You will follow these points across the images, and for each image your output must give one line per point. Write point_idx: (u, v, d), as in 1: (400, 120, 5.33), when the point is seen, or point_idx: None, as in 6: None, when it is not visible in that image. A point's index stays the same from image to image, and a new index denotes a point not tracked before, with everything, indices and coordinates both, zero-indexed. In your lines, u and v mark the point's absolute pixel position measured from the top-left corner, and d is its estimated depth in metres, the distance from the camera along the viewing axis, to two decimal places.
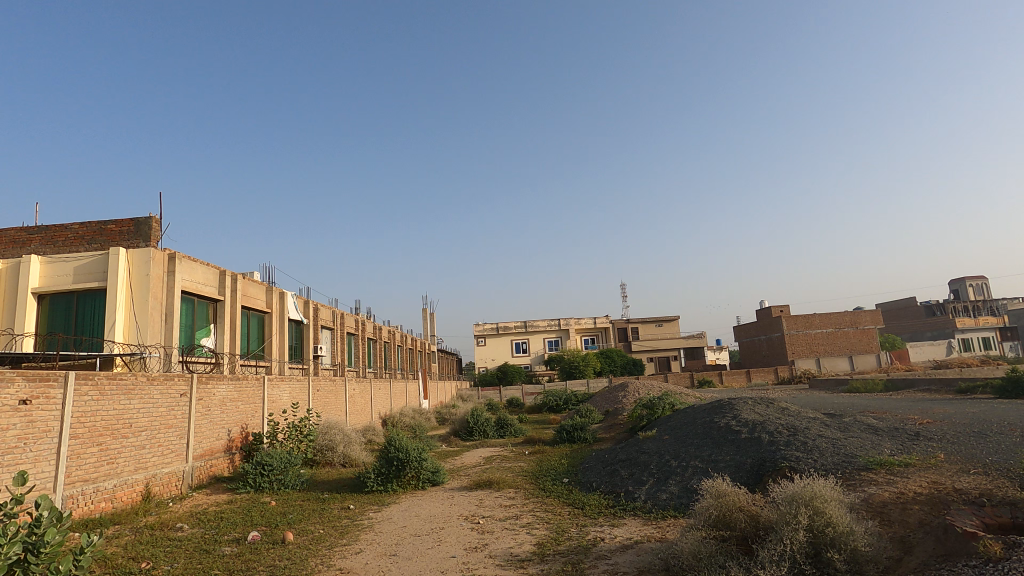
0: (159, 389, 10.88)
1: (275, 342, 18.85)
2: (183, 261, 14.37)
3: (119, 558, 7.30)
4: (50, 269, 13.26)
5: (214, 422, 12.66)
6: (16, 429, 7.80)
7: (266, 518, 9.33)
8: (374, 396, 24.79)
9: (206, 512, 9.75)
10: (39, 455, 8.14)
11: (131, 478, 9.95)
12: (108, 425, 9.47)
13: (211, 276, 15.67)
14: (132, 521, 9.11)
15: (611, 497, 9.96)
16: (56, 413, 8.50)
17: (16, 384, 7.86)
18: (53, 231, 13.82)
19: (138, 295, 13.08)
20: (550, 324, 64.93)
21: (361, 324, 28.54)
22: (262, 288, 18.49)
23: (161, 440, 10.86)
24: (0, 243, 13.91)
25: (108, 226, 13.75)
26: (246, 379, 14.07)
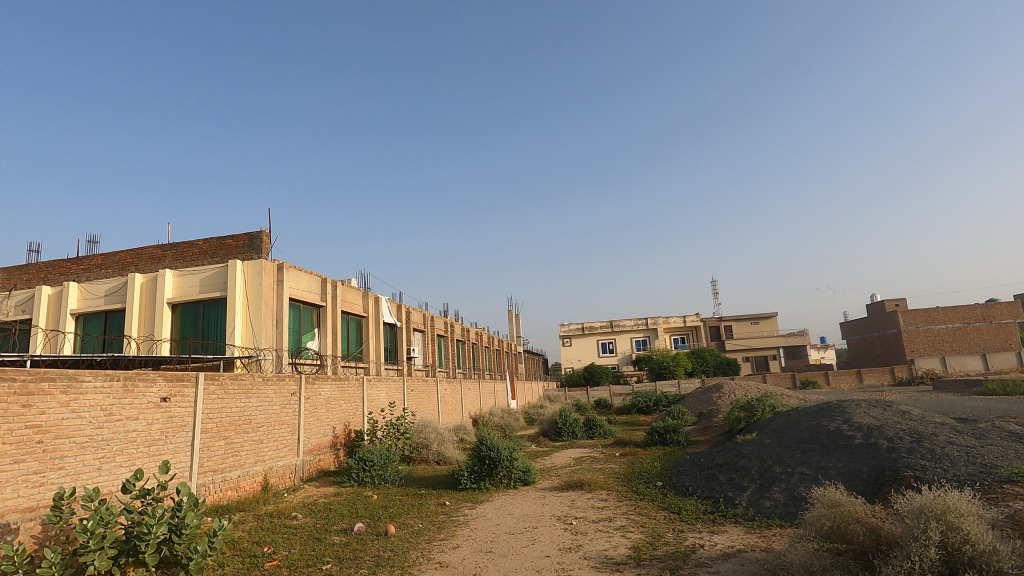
0: (274, 388, 11.87)
1: (372, 344, 19.90)
2: (291, 270, 15.58)
3: (245, 541, 8.05)
4: (181, 281, 14.88)
5: (320, 419, 13.60)
6: (159, 424, 8.82)
7: (369, 511, 9.88)
8: (464, 397, 25.44)
9: (317, 503, 10.50)
10: (178, 446, 9.17)
11: (253, 469, 10.93)
12: (232, 421, 10.48)
13: (314, 283, 16.86)
14: (254, 508, 10.01)
15: (709, 503, 9.56)
16: (190, 410, 9.51)
17: (158, 384, 8.89)
18: (183, 247, 15.49)
19: (252, 303, 14.41)
20: (637, 323, 63.42)
21: (450, 326, 29.40)
22: (359, 293, 19.62)
23: (276, 435, 11.83)
24: (140, 260, 15.78)
25: (227, 241, 15.19)
26: (348, 379, 15.00)
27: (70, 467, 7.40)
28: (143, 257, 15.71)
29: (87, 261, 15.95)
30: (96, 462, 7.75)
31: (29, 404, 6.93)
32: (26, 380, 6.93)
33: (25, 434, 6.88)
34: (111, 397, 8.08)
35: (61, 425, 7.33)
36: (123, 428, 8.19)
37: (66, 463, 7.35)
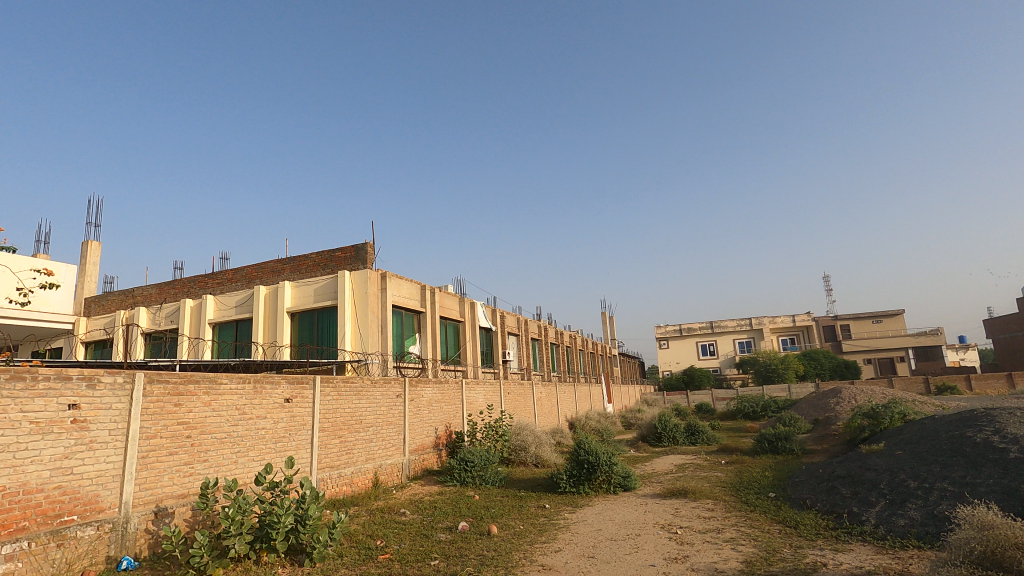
0: (381, 390, 12.57)
1: (468, 348, 20.48)
2: (393, 278, 16.46)
3: (361, 534, 8.59)
4: (298, 291, 16.23)
5: (423, 420, 14.22)
6: (283, 422, 9.67)
7: (472, 511, 10.16)
8: (559, 400, 25.42)
9: (423, 501, 10.98)
10: (300, 443, 10.00)
11: (364, 467, 11.66)
12: (345, 420, 11.24)
13: (414, 290, 17.68)
14: (367, 503, 10.67)
15: (831, 518, 8.80)
16: (309, 410, 10.33)
17: (282, 386, 9.74)
18: (299, 260, 16.89)
19: (360, 310, 15.41)
20: (740, 323, 59.97)
21: (543, 329, 29.53)
22: (455, 299, 20.29)
23: (384, 435, 12.53)
24: (264, 273, 17.40)
25: (337, 253, 16.35)
26: (448, 382, 15.56)
27: (213, 459, 8.33)
28: (265, 270, 17.32)
29: (221, 275, 17.85)
30: (233, 456, 8.66)
31: (179, 403, 7.89)
32: (177, 382, 7.88)
33: (177, 430, 7.83)
34: (244, 398, 8.99)
35: (204, 422, 8.26)
36: (254, 426, 9.08)
37: (209, 456, 8.27)
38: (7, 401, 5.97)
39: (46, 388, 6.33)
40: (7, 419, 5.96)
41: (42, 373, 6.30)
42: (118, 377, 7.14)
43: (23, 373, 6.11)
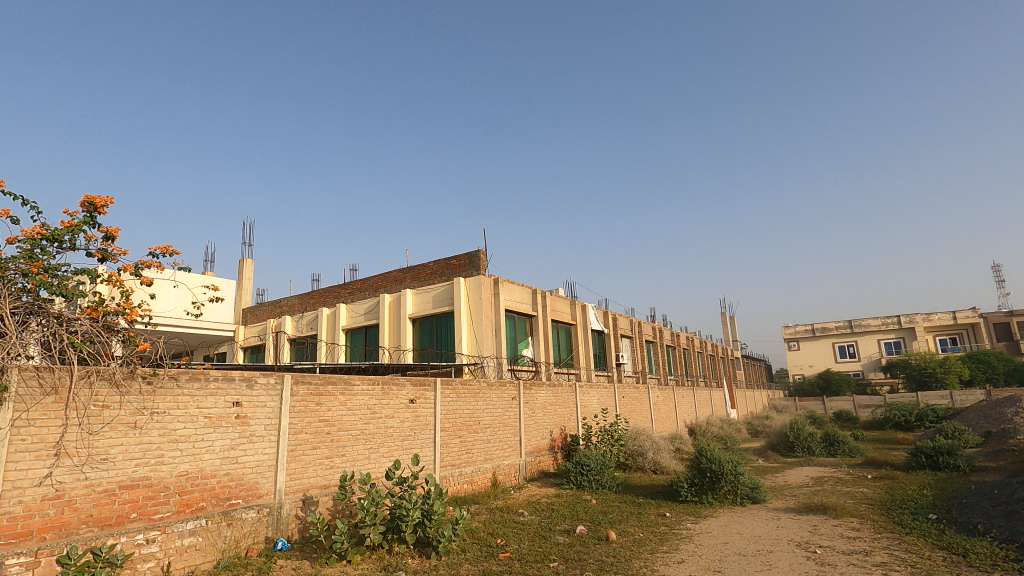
0: (497, 392, 12.92)
1: (581, 350, 20.39)
2: (505, 283, 16.90)
3: (482, 531, 8.91)
4: (419, 298, 17.24)
5: (538, 423, 14.41)
6: (409, 421, 10.31)
7: (589, 515, 10.09)
8: (678, 405, 24.43)
9: (540, 502, 11.12)
10: (424, 442, 10.61)
11: (483, 466, 12.08)
12: (464, 421, 11.73)
13: (526, 294, 18.01)
14: (486, 502, 11.04)
15: (1012, 548, 7.54)
16: (432, 410, 10.92)
17: (407, 387, 10.40)
18: (418, 269, 17.91)
19: (475, 315, 16.02)
20: (886, 322, 53.51)
21: (658, 331, 28.57)
22: (566, 302, 20.33)
23: (501, 436, 12.88)
24: (387, 282, 18.67)
25: (452, 260, 17.12)
26: (562, 385, 15.62)
27: (349, 454, 9.11)
28: (389, 279, 18.58)
29: (351, 285, 19.46)
30: (366, 451, 9.40)
31: (320, 402, 8.74)
32: (318, 383, 8.73)
33: (319, 427, 8.68)
34: (374, 398, 9.72)
35: (341, 420, 9.06)
36: (383, 425, 9.78)
37: (346, 451, 9.06)
38: (187, 398, 7.00)
39: (215, 387, 7.34)
40: (187, 413, 6.99)
41: (213, 375, 7.31)
42: (271, 378, 8.07)
43: (198, 375, 7.13)
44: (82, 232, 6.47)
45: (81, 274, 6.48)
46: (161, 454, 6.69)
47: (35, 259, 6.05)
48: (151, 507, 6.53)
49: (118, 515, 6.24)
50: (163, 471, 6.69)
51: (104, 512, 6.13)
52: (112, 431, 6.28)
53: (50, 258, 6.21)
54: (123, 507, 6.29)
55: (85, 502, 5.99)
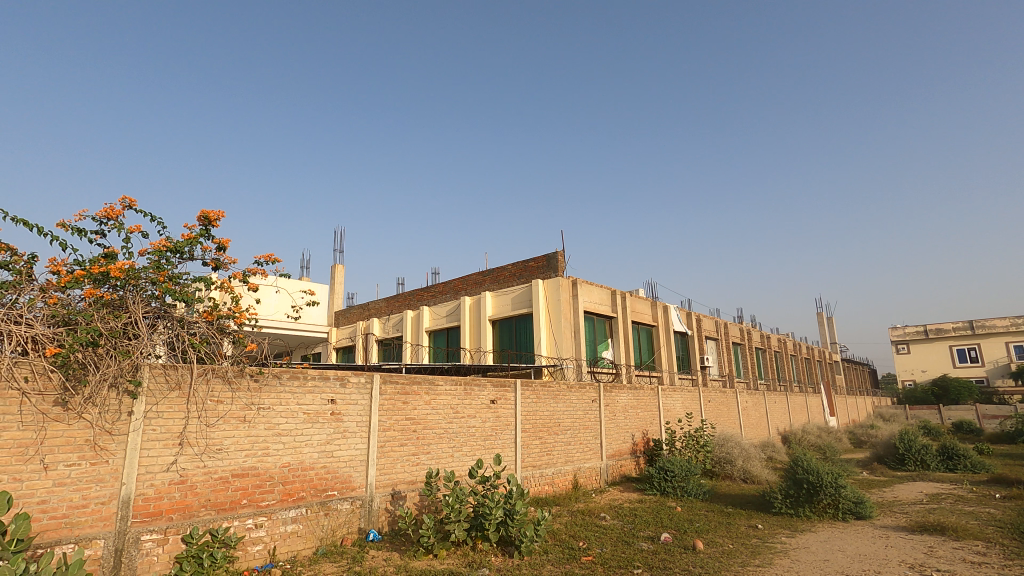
0: (578, 394, 12.85)
1: (663, 353, 19.82)
2: (583, 284, 16.80)
3: (564, 533, 8.90)
4: (498, 300, 17.53)
5: (619, 426, 14.17)
6: (490, 422, 10.51)
7: (674, 523, 9.79)
8: (769, 411, 23.10)
9: (623, 507, 10.93)
10: (505, 442, 10.77)
11: (564, 468, 12.06)
12: (545, 423, 11.77)
13: (605, 295, 17.79)
14: (568, 504, 11.02)
15: None
16: (512, 411, 11.06)
17: (488, 388, 10.60)
18: (497, 272, 18.19)
19: (554, 316, 16.04)
20: (1016, 323, 47.60)
21: (746, 333, 27.16)
22: (647, 303, 19.86)
23: (582, 439, 12.80)
24: (467, 285, 19.10)
25: (531, 263, 17.24)
26: (643, 388, 15.27)
27: (434, 452, 9.43)
28: (469, 282, 19.02)
29: (433, 288, 20.11)
30: (450, 449, 9.69)
31: (406, 401, 9.12)
32: (404, 382, 9.12)
33: (406, 424, 9.06)
34: (457, 398, 10.00)
35: (426, 418, 9.40)
36: (466, 424, 10.04)
37: (431, 448, 9.39)
38: (288, 395, 7.56)
39: (312, 385, 7.87)
40: (288, 409, 7.55)
41: (310, 373, 7.84)
42: (362, 378, 8.53)
43: (298, 373, 7.68)
44: (199, 244, 7.18)
45: (198, 282, 7.19)
46: (267, 446, 7.27)
47: (161, 269, 6.78)
48: (258, 494, 7.12)
49: (231, 500, 6.85)
50: (268, 462, 7.27)
51: (220, 497, 6.76)
52: (225, 424, 6.92)
53: (173, 267, 6.95)
54: (235, 494, 6.90)
55: (204, 488, 6.64)
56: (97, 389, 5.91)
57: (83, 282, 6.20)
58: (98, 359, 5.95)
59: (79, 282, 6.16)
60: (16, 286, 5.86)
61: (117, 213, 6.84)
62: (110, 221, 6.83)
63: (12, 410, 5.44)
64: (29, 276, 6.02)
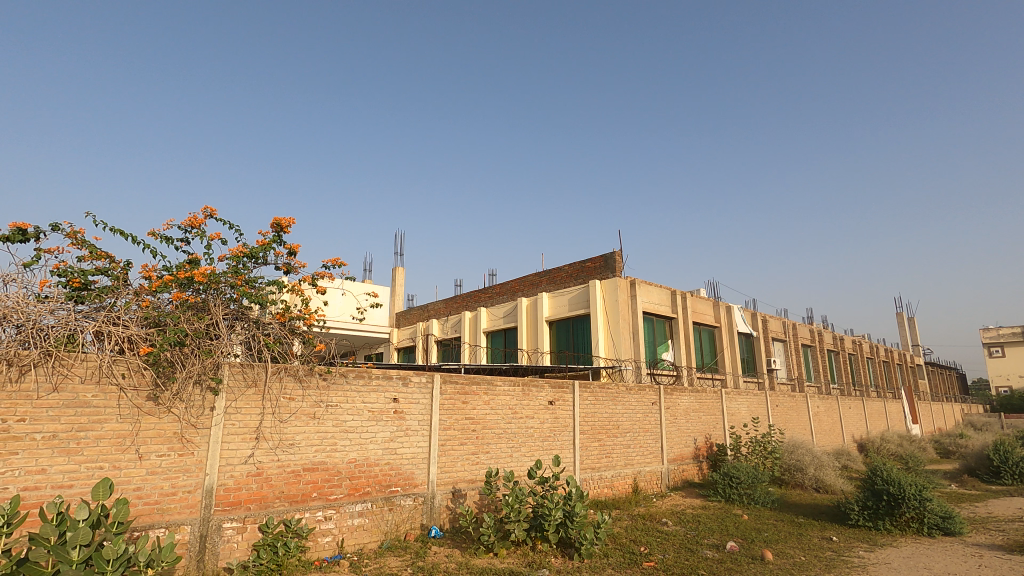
0: (637, 397, 12.63)
1: (727, 355, 19.15)
2: (642, 285, 16.51)
3: (624, 537, 8.77)
4: (555, 301, 17.50)
5: (681, 430, 13.82)
6: (548, 423, 10.51)
7: (740, 531, 9.44)
8: (844, 417, 21.82)
9: (685, 513, 10.64)
10: (563, 443, 10.74)
11: (624, 471, 11.89)
12: (603, 425, 11.64)
13: (664, 296, 17.40)
14: (628, 507, 10.85)
15: None
16: (570, 412, 11.01)
17: (546, 389, 10.61)
18: (553, 273, 18.16)
19: (612, 317, 15.84)
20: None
21: (817, 334, 25.78)
22: (709, 304, 19.25)
23: (642, 442, 12.57)
24: (524, 286, 19.17)
25: (588, 263, 17.12)
26: (706, 391, 14.82)
27: (493, 451, 9.54)
28: (526, 284, 19.09)
29: (491, 290, 20.32)
30: (509, 449, 9.78)
31: (466, 400, 9.28)
32: (463, 383, 9.28)
33: (465, 424, 9.22)
34: (515, 398, 10.07)
35: (485, 418, 9.52)
36: (524, 424, 10.09)
37: (491, 448, 9.50)
38: (354, 393, 7.87)
39: (376, 384, 8.15)
40: (354, 407, 7.86)
41: (374, 373, 8.12)
42: (423, 377, 8.75)
43: (363, 373, 7.97)
44: (272, 249, 7.61)
45: (272, 286, 7.61)
46: (335, 442, 7.59)
47: (239, 274, 7.24)
48: (327, 488, 7.45)
49: (302, 493, 7.21)
50: (336, 458, 7.59)
51: (292, 490, 7.12)
52: (297, 420, 7.28)
53: (250, 272, 7.39)
54: (306, 487, 7.25)
55: (278, 480, 7.02)
56: (184, 385, 6.38)
57: (171, 286, 6.69)
58: (185, 357, 6.41)
59: (168, 286, 6.67)
60: (114, 290, 6.40)
61: (200, 222, 7.36)
62: (194, 229, 7.35)
63: (112, 403, 5.95)
64: (125, 281, 6.56)
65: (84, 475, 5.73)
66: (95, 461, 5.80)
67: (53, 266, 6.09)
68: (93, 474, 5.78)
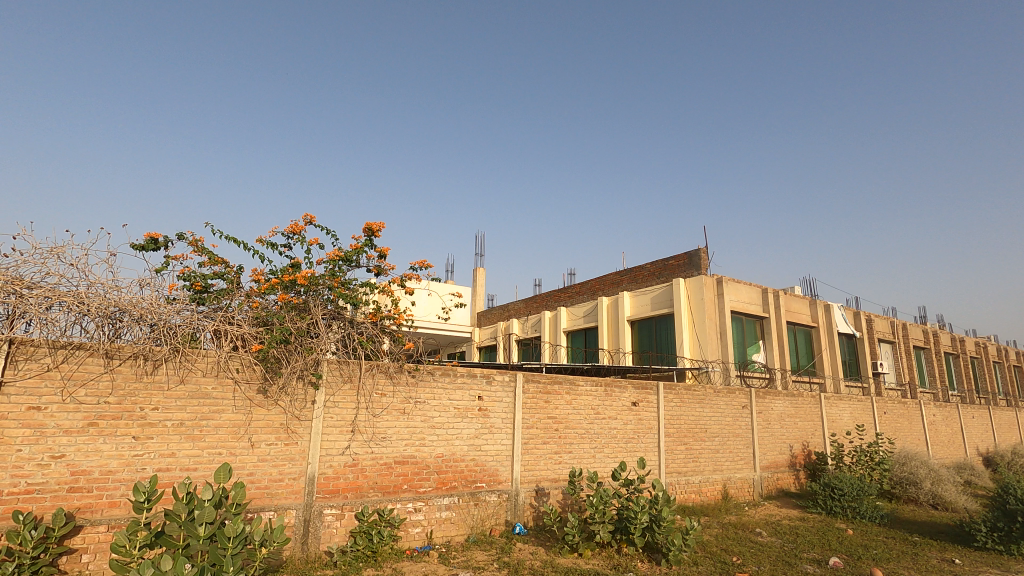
0: (727, 400, 12.07)
1: (826, 357, 17.87)
2: (730, 283, 15.78)
3: (715, 546, 8.44)
4: (637, 300, 17.12)
5: (775, 436, 13.06)
6: (632, 424, 10.32)
7: (844, 547, 8.78)
8: (966, 427, 19.65)
9: (781, 524, 10.05)
10: (648, 446, 10.50)
11: (712, 477, 11.43)
12: (690, 428, 11.25)
13: (755, 294, 16.53)
14: (717, 515, 10.42)
15: None
16: (655, 414, 10.74)
17: (629, 390, 10.41)
18: (635, 272, 17.76)
19: (698, 317, 15.28)
20: None
21: (932, 335, 23.40)
22: (804, 302, 18.04)
23: (732, 447, 12.02)
24: (604, 285, 18.88)
25: (671, 261, 16.60)
26: (803, 395, 13.90)
27: (576, 451, 9.51)
28: (607, 283, 18.80)
29: (570, 289, 20.21)
30: (592, 450, 9.70)
31: (548, 399, 9.31)
32: (546, 382, 9.32)
33: (548, 423, 9.25)
34: (598, 399, 9.96)
35: (568, 418, 9.51)
36: (607, 425, 9.97)
37: (573, 448, 9.47)
38: (440, 390, 8.15)
39: (462, 382, 8.38)
40: (441, 404, 8.13)
41: (460, 370, 8.36)
42: (506, 376, 8.89)
43: (448, 370, 8.23)
44: (365, 252, 8.03)
45: (364, 287, 8.05)
46: (423, 437, 7.90)
47: (335, 276, 7.72)
48: (417, 481, 7.76)
49: (394, 485, 7.56)
50: (425, 452, 7.89)
51: (385, 481, 7.48)
52: (388, 415, 7.65)
53: (344, 274, 7.86)
54: (398, 479, 7.60)
55: (372, 472, 7.41)
56: (289, 380, 6.91)
57: (277, 288, 7.25)
58: (289, 354, 6.94)
59: (274, 288, 7.23)
60: (229, 292, 7.05)
61: (300, 229, 7.93)
62: (295, 235, 7.93)
63: (229, 395, 6.56)
64: (238, 283, 7.20)
65: (206, 459, 6.35)
66: (215, 447, 6.42)
67: (179, 271, 6.80)
68: (213, 459, 6.40)
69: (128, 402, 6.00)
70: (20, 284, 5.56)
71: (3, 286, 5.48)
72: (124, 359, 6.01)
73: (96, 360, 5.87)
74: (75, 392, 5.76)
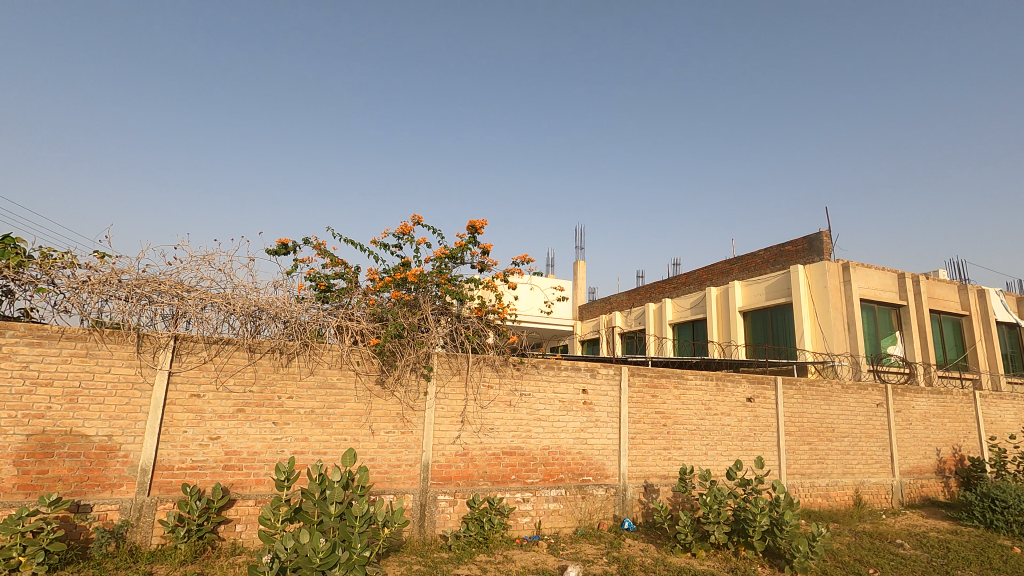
0: (858, 397, 10.97)
1: (981, 349, 15.63)
2: (858, 268, 14.34)
3: (848, 556, 7.74)
4: (751, 290, 16.06)
5: (918, 437, 11.69)
6: (747, 421, 9.75)
7: (1010, 566, 7.67)
8: None
9: (928, 536, 8.97)
10: (766, 444, 9.87)
11: (842, 481, 10.49)
12: (815, 427, 10.39)
13: (889, 280, 14.86)
14: (848, 522, 9.54)
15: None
16: (773, 411, 10.04)
17: (743, 384, 9.83)
18: (747, 259, 16.67)
19: (820, 306, 14.04)
20: None
21: None
22: (952, 288, 15.88)
23: (865, 448, 10.93)
24: (713, 275, 17.89)
25: (788, 247, 15.38)
26: (952, 392, 12.29)
27: (687, 448, 9.16)
28: (715, 272, 17.82)
29: (675, 280, 19.43)
30: (703, 447, 9.30)
31: (655, 394, 9.04)
32: (652, 375, 9.06)
33: (655, 418, 8.99)
34: (709, 394, 9.50)
35: (677, 413, 9.17)
36: (720, 422, 9.49)
37: (683, 444, 9.14)
38: (545, 383, 8.23)
39: (566, 375, 8.40)
40: (546, 396, 8.21)
41: (563, 363, 8.37)
42: (611, 369, 8.76)
43: (553, 364, 8.29)
44: (469, 249, 8.29)
45: (469, 283, 8.28)
46: (530, 429, 8.03)
47: (442, 273, 8.03)
48: (525, 472, 7.92)
49: (503, 474, 7.78)
50: (531, 444, 8.02)
51: (494, 470, 7.72)
52: (495, 406, 7.87)
53: (450, 271, 8.17)
54: (506, 469, 7.81)
55: (482, 461, 7.67)
56: (403, 372, 7.35)
57: (390, 286, 7.70)
58: (403, 348, 7.36)
59: (387, 286, 7.68)
60: (348, 291, 7.61)
61: (409, 229, 8.35)
62: (405, 235, 8.36)
63: (351, 386, 7.11)
64: (356, 283, 7.75)
65: (334, 444, 6.94)
66: (341, 434, 6.99)
67: (307, 272, 7.46)
68: (340, 444, 6.97)
69: (268, 391, 6.71)
70: (181, 288, 6.39)
71: (168, 289, 6.33)
72: (264, 352, 6.73)
73: (242, 354, 6.62)
74: (226, 381, 6.54)
